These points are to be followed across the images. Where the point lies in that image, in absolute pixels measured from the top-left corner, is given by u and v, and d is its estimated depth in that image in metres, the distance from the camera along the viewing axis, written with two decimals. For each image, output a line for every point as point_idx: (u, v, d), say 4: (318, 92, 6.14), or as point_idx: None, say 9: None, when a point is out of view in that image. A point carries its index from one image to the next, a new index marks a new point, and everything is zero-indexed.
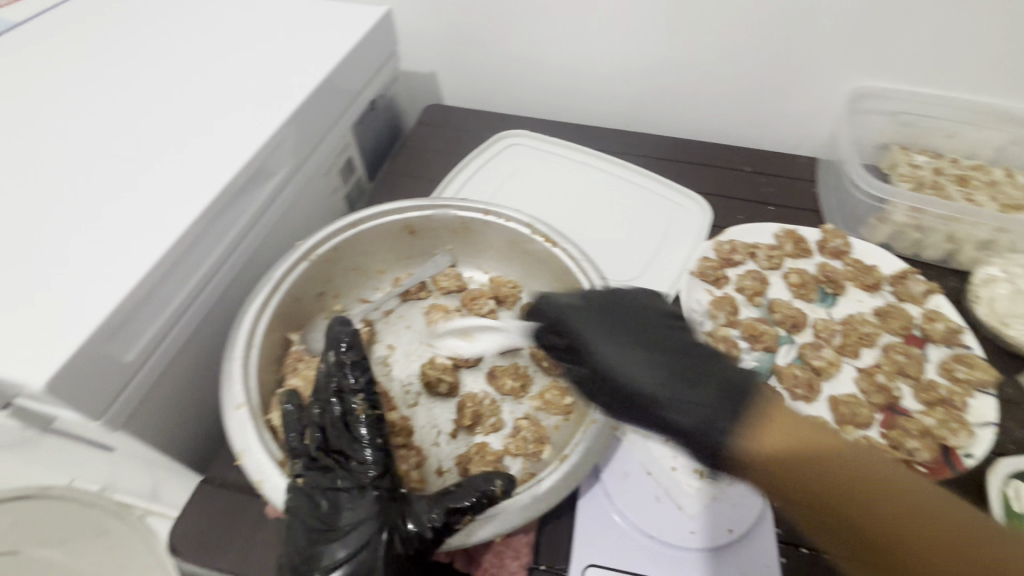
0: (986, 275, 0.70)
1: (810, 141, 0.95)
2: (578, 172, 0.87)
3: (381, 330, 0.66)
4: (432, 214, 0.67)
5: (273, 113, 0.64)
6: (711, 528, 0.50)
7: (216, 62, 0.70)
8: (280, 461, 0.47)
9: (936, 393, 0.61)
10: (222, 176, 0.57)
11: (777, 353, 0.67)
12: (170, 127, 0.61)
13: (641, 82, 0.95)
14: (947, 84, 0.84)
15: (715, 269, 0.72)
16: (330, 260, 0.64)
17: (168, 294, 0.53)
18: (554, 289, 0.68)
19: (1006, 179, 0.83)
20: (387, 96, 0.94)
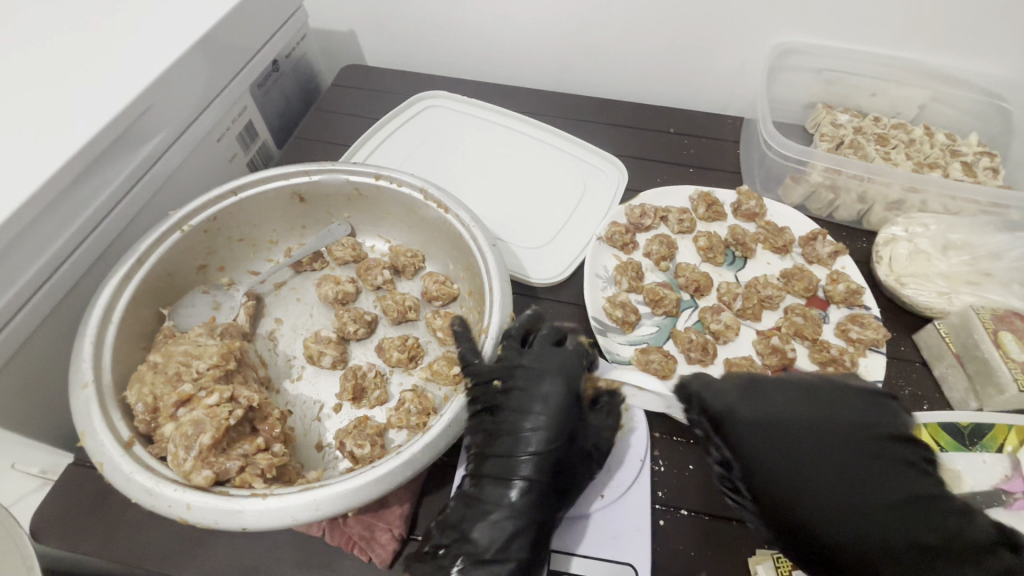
0: (889, 235, 0.69)
1: (738, 101, 0.93)
2: (494, 135, 0.84)
3: (270, 304, 0.63)
4: (320, 179, 0.64)
5: (141, 69, 0.59)
6: (585, 495, 0.51)
7: (75, 9, 0.62)
8: (126, 441, 0.44)
9: (828, 353, 0.61)
10: (73, 141, 0.52)
11: (679, 318, 0.66)
12: (15, 85, 0.55)
13: (563, 40, 0.91)
14: (870, 38, 0.81)
15: (622, 234, 0.70)
16: (207, 230, 0.60)
17: (14, 270, 0.49)
18: (453, 258, 0.66)
19: (924, 137, 0.82)
20: (295, 56, 0.88)
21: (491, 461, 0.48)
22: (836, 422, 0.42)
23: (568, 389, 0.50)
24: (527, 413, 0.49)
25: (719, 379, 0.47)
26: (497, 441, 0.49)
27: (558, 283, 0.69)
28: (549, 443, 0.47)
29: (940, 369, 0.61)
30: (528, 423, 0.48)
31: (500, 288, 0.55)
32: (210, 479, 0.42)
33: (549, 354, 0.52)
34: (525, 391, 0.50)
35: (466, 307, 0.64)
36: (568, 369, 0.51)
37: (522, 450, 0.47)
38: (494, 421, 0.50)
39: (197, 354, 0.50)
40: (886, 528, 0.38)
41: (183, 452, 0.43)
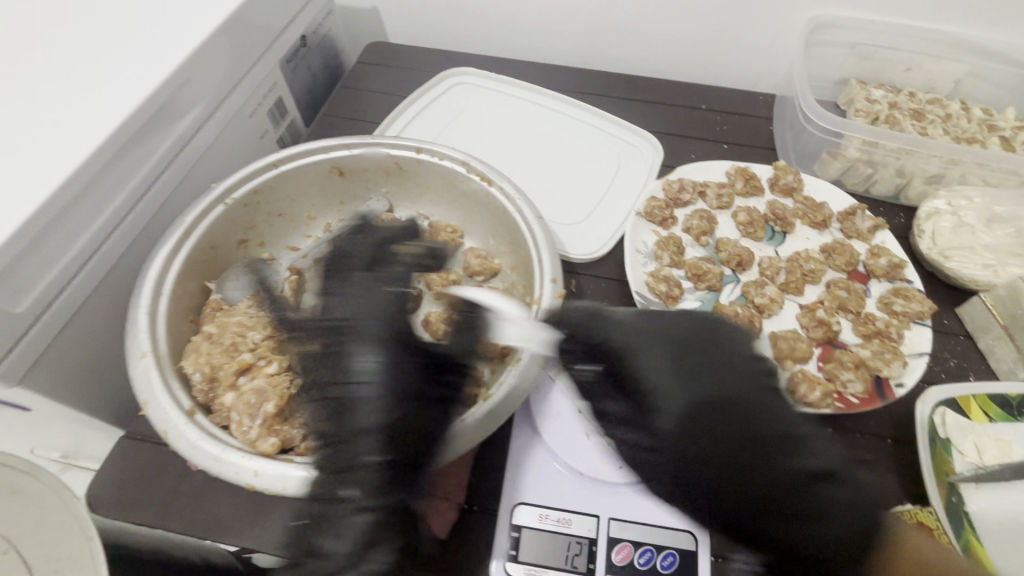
0: (931, 209, 0.69)
1: (769, 78, 0.92)
2: (525, 112, 0.83)
3: (312, 279, 0.63)
4: (361, 153, 0.63)
5: (179, 41, 0.58)
6: None
7: None
8: (188, 410, 0.44)
9: (873, 326, 0.61)
10: (118, 112, 0.52)
11: (721, 292, 0.66)
12: (56, 57, 0.54)
13: (591, 16, 0.90)
14: (906, 11, 0.80)
15: (662, 209, 0.70)
16: (248, 204, 0.60)
17: (62, 241, 0.49)
18: (493, 233, 0.65)
19: (960, 111, 0.81)
20: (321, 32, 0.87)
21: (341, 442, 0.42)
22: (724, 372, 0.47)
23: (402, 351, 0.46)
24: (387, 382, 0.44)
25: (627, 319, 0.49)
26: (330, 410, 0.43)
27: (598, 258, 0.68)
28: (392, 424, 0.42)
29: (986, 341, 0.61)
30: (389, 395, 0.43)
31: (550, 260, 0.55)
32: (276, 446, 0.44)
33: (370, 303, 0.47)
34: (349, 361, 0.44)
35: (508, 282, 0.64)
36: (372, 324, 0.46)
37: (360, 426, 0.42)
38: (364, 390, 0.43)
39: (251, 325, 0.52)
40: (712, 448, 0.45)
41: (248, 420, 0.44)
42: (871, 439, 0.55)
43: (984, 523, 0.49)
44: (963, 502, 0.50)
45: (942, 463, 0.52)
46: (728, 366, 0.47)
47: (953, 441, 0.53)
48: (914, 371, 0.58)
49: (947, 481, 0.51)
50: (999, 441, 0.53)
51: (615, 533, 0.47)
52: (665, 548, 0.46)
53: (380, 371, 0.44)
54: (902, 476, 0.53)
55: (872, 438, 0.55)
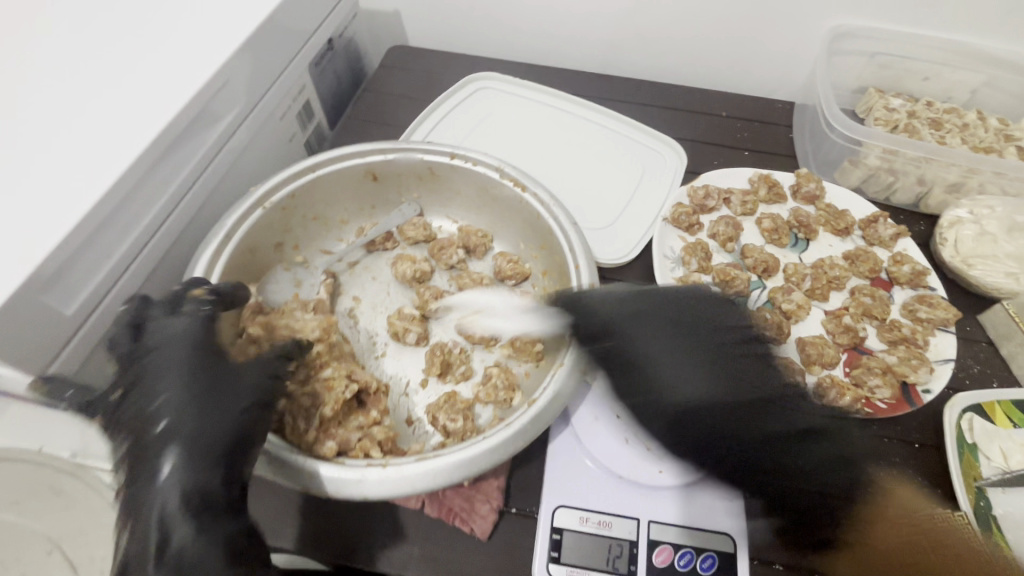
0: (953, 217, 0.70)
1: (788, 85, 0.93)
2: (549, 117, 0.84)
3: (345, 282, 0.64)
4: (395, 158, 0.64)
5: (218, 45, 0.58)
6: (681, 465, 0.50)
7: None
8: None
9: (899, 332, 0.62)
10: (162, 116, 0.52)
11: (750, 298, 0.67)
12: (99, 60, 0.55)
13: (613, 23, 0.91)
14: (924, 22, 0.82)
15: (689, 215, 0.71)
16: (286, 208, 0.61)
17: (108, 244, 0.50)
18: (524, 237, 0.66)
19: (977, 121, 0.83)
20: (346, 37, 0.87)
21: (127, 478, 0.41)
22: (706, 333, 0.49)
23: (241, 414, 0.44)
24: (181, 437, 0.41)
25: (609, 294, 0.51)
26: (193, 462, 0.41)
27: (626, 263, 0.69)
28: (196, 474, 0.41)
29: (1009, 348, 0.62)
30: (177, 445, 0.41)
31: (586, 265, 0.56)
32: (333, 450, 0.43)
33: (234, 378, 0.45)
34: (191, 402, 0.43)
35: (539, 287, 0.65)
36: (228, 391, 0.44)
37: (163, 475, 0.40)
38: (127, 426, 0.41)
39: (299, 328, 0.51)
40: (725, 424, 0.44)
41: (303, 422, 0.45)
42: (899, 444, 0.56)
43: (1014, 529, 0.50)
44: (991, 506, 0.51)
45: (968, 467, 0.53)
46: (673, 318, 0.50)
47: (980, 446, 0.54)
48: (940, 376, 0.59)
49: (975, 485, 0.52)
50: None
51: (655, 535, 0.48)
52: (705, 550, 0.47)
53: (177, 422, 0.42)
54: (932, 481, 0.54)
55: (900, 442, 0.56)
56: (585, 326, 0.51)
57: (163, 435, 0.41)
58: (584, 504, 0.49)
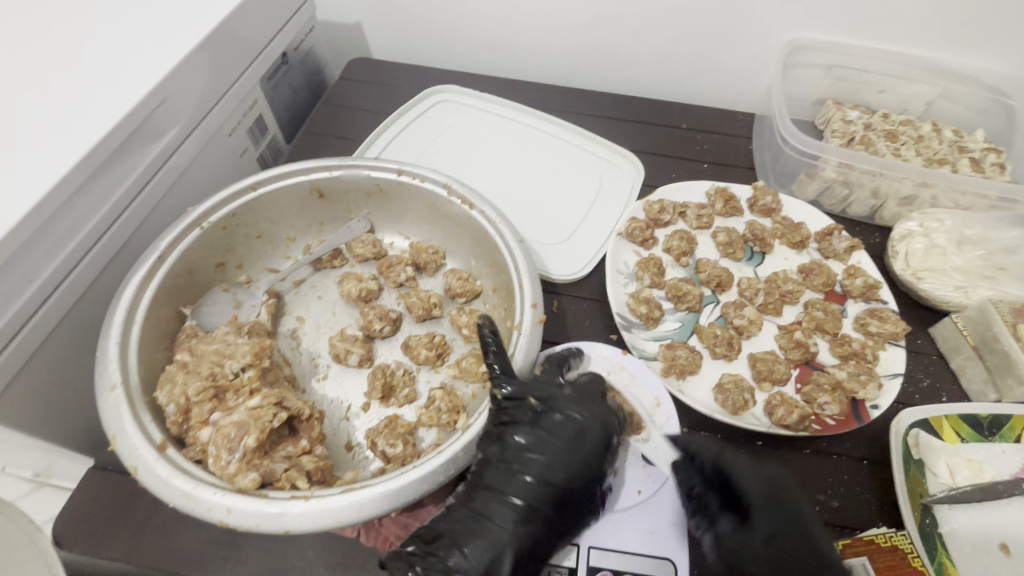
0: (905, 230, 0.70)
1: (749, 97, 0.93)
2: (507, 130, 0.83)
3: (290, 302, 0.63)
4: (341, 175, 0.63)
5: (154, 60, 0.56)
6: (621, 489, 0.51)
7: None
8: (159, 444, 0.43)
9: (849, 347, 0.62)
10: (92, 135, 0.50)
11: (701, 313, 0.67)
12: (25, 77, 0.53)
13: (574, 35, 0.90)
14: (879, 35, 0.82)
15: (643, 229, 0.70)
16: (226, 227, 0.59)
17: (30, 269, 0.48)
18: (475, 254, 0.65)
19: (932, 133, 0.83)
20: (303, 49, 0.86)
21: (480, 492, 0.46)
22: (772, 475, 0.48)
23: (597, 443, 0.48)
24: (541, 454, 0.47)
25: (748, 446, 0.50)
26: (500, 472, 0.46)
27: (579, 279, 0.68)
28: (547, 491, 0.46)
29: (958, 361, 0.62)
30: (530, 466, 0.46)
31: (531, 284, 0.55)
32: (256, 482, 0.42)
33: (580, 400, 0.50)
34: (553, 428, 0.48)
35: (490, 304, 0.64)
36: (576, 415, 0.49)
37: (512, 488, 0.45)
38: (517, 447, 0.47)
39: (230, 353, 0.50)
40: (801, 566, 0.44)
41: (226, 455, 0.43)
42: (848, 462, 0.56)
43: (956, 546, 0.50)
44: (937, 523, 0.51)
45: (914, 484, 0.53)
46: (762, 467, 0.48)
47: (926, 462, 0.54)
48: (888, 393, 0.59)
49: (920, 502, 0.52)
50: (971, 462, 0.54)
51: (594, 562, 0.47)
52: None
53: (540, 443, 0.47)
54: (878, 499, 0.54)
55: (849, 460, 0.56)
56: (526, 347, 0.51)
57: (521, 456, 0.47)
58: None
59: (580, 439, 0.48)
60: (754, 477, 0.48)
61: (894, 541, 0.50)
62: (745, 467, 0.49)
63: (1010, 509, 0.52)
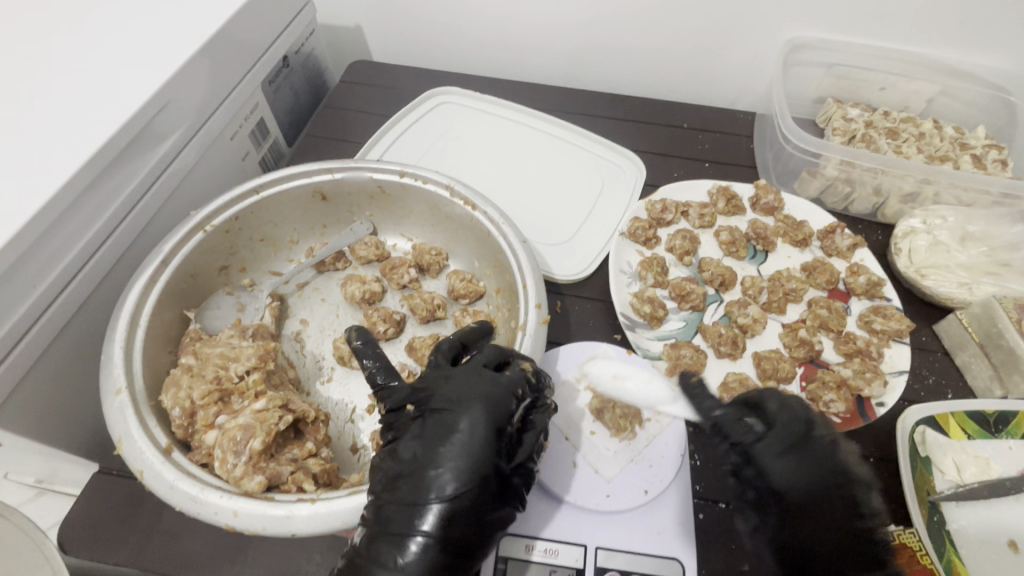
0: (907, 227, 0.70)
1: (749, 96, 0.94)
2: (508, 131, 0.83)
3: (294, 305, 0.63)
4: (343, 177, 0.63)
5: (155, 65, 0.56)
6: (628, 489, 0.50)
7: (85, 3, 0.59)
8: (164, 448, 0.43)
9: (854, 344, 0.62)
10: (94, 140, 0.50)
11: (705, 312, 0.67)
12: (27, 82, 0.53)
13: (574, 36, 0.90)
14: (879, 33, 0.82)
15: (645, 229, 0.70)
16: (229, 230, 0.59)
17: (34, 274, 0.47)
18: (478, 255, 0.65)
19: (934, 130, 0.83)
20: (304, 52, 0.86)
21: (388, 504, 0.41)
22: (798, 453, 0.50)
23: (493, 419, 0.44)
24: (438, 456, 0.42)
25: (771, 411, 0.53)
26: (405, 481, 0.42)
27: (583, 279, 0.68)
28: (465, 486, 0.41)
29: (963, 358, 0.62)
30: (434, 466, 0.42)
31: (535, 285, 0.54)
32: (262, 485, 0.42)
33: (470, 383, 0.46)
34: (448, 414, 0.44)
35: (493, 305, 0.64)
36: (468, 396, 0.45)
37: (431, 495, 0.41)
38: (410, 453, 0.44)
39: (234, 356, 0.50)
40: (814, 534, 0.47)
41: (232, 458, 0.43)
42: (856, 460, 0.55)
43: (964, 542, 0.50)
44: (945, 520, 0.51)
45: (922, 482, 0.53)
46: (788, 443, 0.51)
47: (933, 459, 0.54)
48: (893, 390, 0.59)
49: (929, 500, 0.51)
50: (979, 459, 0.53)
51: (602, 563, 0.46)
52: None
53: (426, 450, 0.43)
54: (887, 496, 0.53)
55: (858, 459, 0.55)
56: (531, 348, 0.50)
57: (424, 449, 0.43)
58: (530, 531, 0.48)
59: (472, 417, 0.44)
60: (784, 465, 0.49)
61: (903, 539, 0.50)
62: (775, 452, 0.50)
63: (1017, 505, 0.51)
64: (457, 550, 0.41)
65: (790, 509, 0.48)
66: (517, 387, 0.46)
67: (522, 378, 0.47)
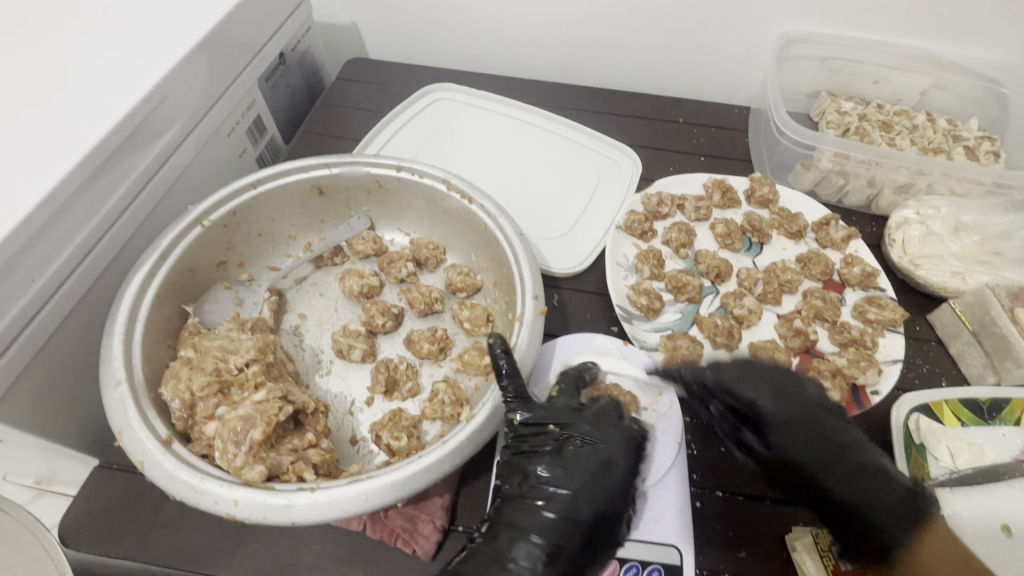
0: (901, 218, 0.71)
1: (743, 90, 0.94)
2: (504, 127, 0.84)
3: (292, 300, 0.63)
4: (340, 172, 0.63)
5: (151, 61, 0.57)
6: None
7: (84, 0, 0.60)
8: (164, 439, 0.43)
9: (849, 334, 0.62)
10: (90, 135, 0.50)
11: (702, 304, 0.67)
12: (25, 78, 0.53)
13: (569, 32, 0.91)
14: (872, 27, 0.83)
15: (642, 222, 0.71)
16: (227, 225, 0.59)
17: (31, 268, 0.48)
18: (475, 249, 0.66)
19: (927, 122, 0.84)
20: (301, 50, 0.86)
21: (507, 530, 0.44)
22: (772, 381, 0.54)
23: (630, 462, 0.48)
24: (577, 481, 0.46)
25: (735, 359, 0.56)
26: (535, 493, 0.46)
27: (580, 272, 0.69)
28: (593, 515, 0.45)
29: (956, 346, 0.62)
30: (569, 490, 0.46)
31: (531, 277, 0.55)
32: (262, 474, 0.42)
33: (615, 426, 0.49)
34: (577, 457, 0.47)
35: (491, 298, 0.64)
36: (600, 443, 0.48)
37: (555, 508, 0.45)
38: (539, 484, 0.46)
39: (233, 348, 0.50)
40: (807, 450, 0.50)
41: (232, 448, 0.43)
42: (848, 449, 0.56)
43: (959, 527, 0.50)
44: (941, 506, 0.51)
45: (914, 468, 0.54)
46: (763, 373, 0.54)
47: (928, 446, 0.54)
48: (888, 378, 0.59)
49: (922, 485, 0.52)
50: (971, 444, 0.54)
51: None
52: (649, 563, 0.46)
53: (566, 474, 0.46)
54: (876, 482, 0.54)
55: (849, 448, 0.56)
56: (528, 338, 0.51)
57: (545, 489, 0.45)
58: None
59: (604, 470, 0.47)
60: (784, 409, 0.52)
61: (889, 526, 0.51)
62: (772, 402, 0.52)
63: (1011, 490, 0.52)
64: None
65: (783, 431, 0.51)
66: (655, 441, 0.50)
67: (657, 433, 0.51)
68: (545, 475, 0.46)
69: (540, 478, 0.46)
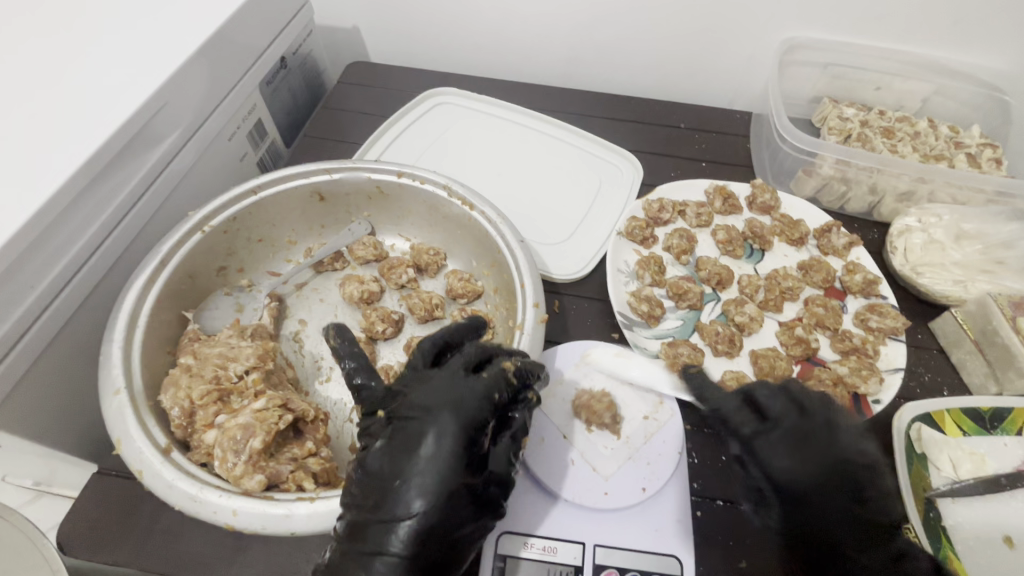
0: (903, 226, 0.71)
1: (745, 96, 0.94)
2: (505, 131, 0.84)
3: (292, 305, 0.63)
4: (341, 177, 0.63)
5: (153, 67, 0.56)
6: (626, 487, 0.50)
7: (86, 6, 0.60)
8: (163, 447, 0.43)
9: (850, 342, 0.62)
10: (89, 141, 0.50)
11: (703, 311, 0.67)
12: (27, 83, 0.53)
13: (570, 37, 0.91)
14: (874, 33, 0.83)
15: (642, 228, 0.70)
16: (228, 230, 0.59)
17: (31, 275, 0.47)
18: (476, 255, 0.65)
19: (929, 129, 0.84)
20: (302, 53, 0.86)
21: (367, 506, 0.41)
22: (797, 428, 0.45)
23: (462, 427, 0.42)
24: (406, 467, 0.41)
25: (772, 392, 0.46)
26: (372, 493, 0.41)
27: (581, 279, 0.69)
28: (433, 503, 0.40)
29: (958, 355, 0.62)
30: (404, 473, 0.41)
31: (532, 284, 0.55)
32: (262, 484, 0.42)
33: (447, 387, 0.44)
34: (424, 414, 0.43)
35: (492, 305, 0.64)
36: (442, 398, 0.43)
37: (399, 509, 0.40)
38: (382, 457, 0.42)
39: (233, 356, 0.50)
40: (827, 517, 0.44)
41: (232, 457, 0.43)
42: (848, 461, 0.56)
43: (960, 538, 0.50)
44: (942, 516, 0.51)
45: (918, 479, 0.53)
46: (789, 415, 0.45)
47: (930, 456, 0.54)
48: (889, 387, 0.59)
49: (925, 495, 0.52)
50: (973, 454, 0.54)
51: (600, 561, 0.47)
52: (650, 573, 0.46)
53: (410, 438, 0.43)
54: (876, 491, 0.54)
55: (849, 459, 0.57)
56: (529, 346, 0.51)
57: (392, 461, 0.42)
58: (529, 529, 0.49)
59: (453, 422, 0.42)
60: (799, 463, 0.44)
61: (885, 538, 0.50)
62: (793, 455, 0.44)
63: (1013, 501, 0.51)
64: (438, 554, 0.40)
65: (804, 495, 0.44)
66: (493, 390, 0.44)
67: (501, 378, 0.45)
68: (394, 447, 0.42)
69: (386, 454, 0.42)
